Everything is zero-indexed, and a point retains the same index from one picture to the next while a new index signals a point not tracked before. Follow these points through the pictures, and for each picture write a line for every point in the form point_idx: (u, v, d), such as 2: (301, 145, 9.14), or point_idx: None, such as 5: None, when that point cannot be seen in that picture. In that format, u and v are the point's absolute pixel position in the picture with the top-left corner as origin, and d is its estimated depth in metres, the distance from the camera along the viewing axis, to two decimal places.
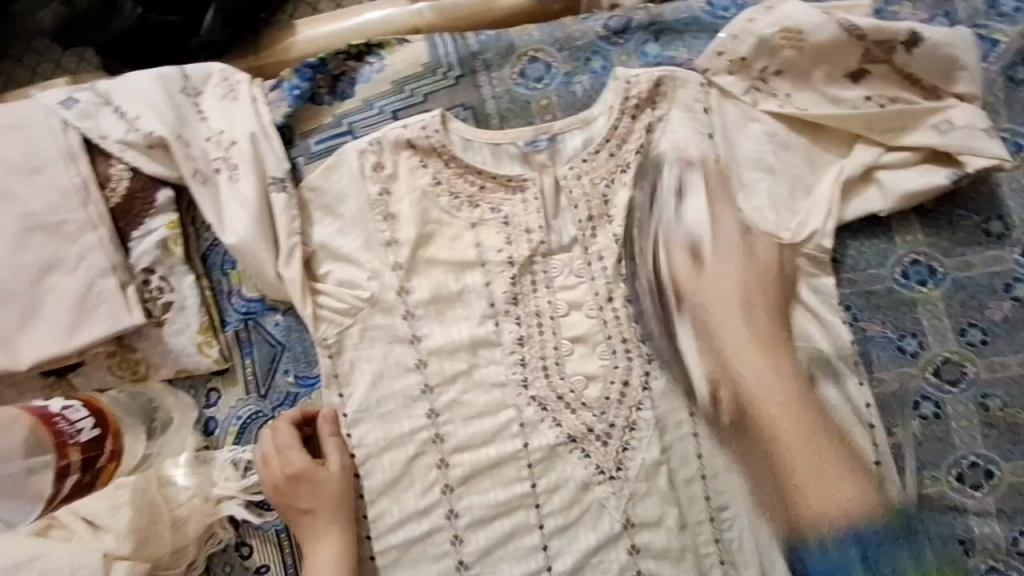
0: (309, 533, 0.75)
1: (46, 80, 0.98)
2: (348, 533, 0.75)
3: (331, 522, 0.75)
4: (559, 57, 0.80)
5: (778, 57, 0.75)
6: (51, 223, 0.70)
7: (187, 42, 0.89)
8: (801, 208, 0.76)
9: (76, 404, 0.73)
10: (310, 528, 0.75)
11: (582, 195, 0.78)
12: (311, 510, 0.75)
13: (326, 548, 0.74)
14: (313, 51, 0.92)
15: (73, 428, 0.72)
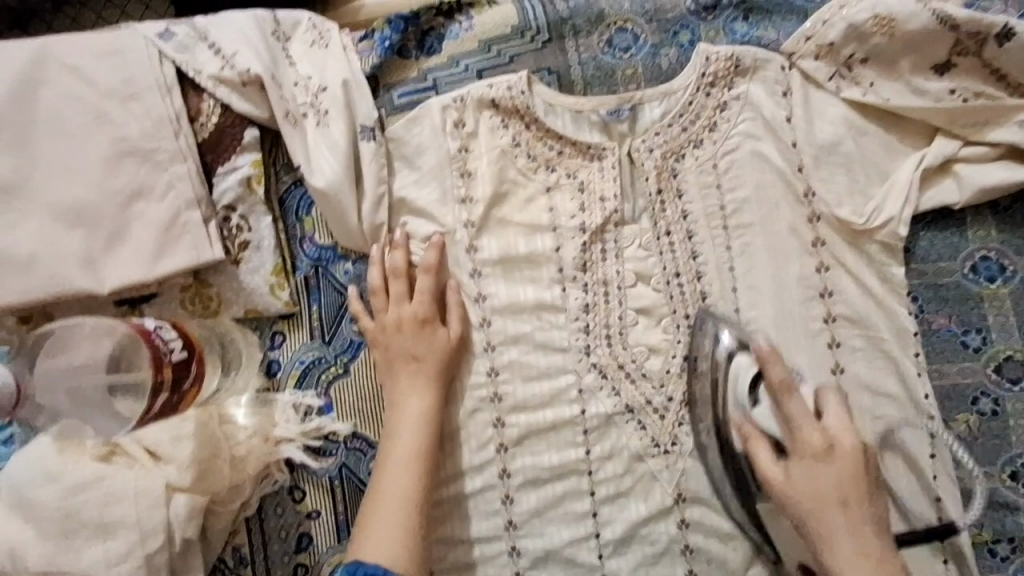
0: (407, 381, 0.75)
1: (112, 18, 0.97)
2: (436, 399, 0.74)
3: (424, 380, 0.74)
4: (647, 29, 0.80)
5: (868, 44, 0.75)
6: (143, 149, 0.71)
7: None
8: (876, 194, 0.76)
9: (169, 325, 0.74)
10: (410, 377, 0.74)
11: (654, 167, 0.78)
12: (410, 362, 0.75)
13: (417, 404, 0.73)
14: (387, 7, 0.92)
15: (166, 347, 0.73)
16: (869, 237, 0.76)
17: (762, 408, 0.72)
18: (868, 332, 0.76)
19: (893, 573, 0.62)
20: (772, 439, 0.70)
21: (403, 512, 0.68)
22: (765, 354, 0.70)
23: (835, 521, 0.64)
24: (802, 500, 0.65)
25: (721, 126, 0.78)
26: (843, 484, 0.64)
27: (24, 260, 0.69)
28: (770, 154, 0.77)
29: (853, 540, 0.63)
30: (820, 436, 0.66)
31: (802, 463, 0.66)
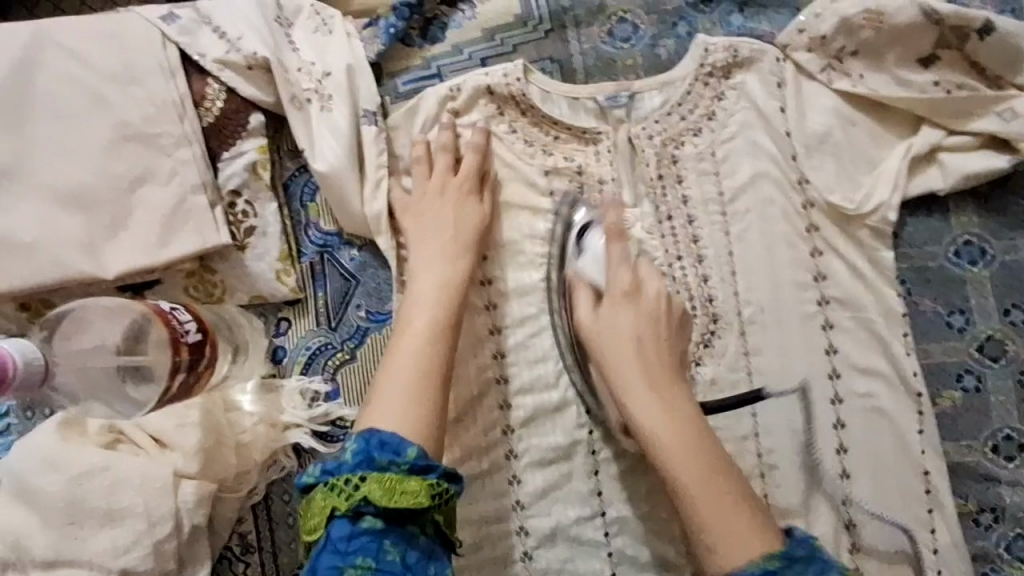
0: (446, 249, 0.73)
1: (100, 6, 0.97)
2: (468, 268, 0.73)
3: (455, 239, 0.73)
4: (646, 19, 0.82)
5: (857, 37, 0.78)
6: (146, 134, 0.70)
7: None
8: (865, 181, 0.79)
9: (183, 307, 0.73)
10: (450, 244, 0.73)
11: (653, 154, 0.80)
12: (440, 221, 0.74)
13: (444, 264, 0.72)
14: None
15: (181, 328, 0.71)
16: (861, 222, 0.79)
17: (586, 258, 0.77)
18: (858, 313, 0.80)
19: (718, 481, 0.64)
20: (592, 287, 0.76)
21: (421, 377, 0.65)
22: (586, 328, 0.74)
23: (630, 366, 0.70)
24: (598, 343, 0.73)
25: (719, 115, 0.80)
26: (662, 424, 0.67)
27: (26, 245, 0.67)
28: (763, 141, 0.80)
29: (656, 400, 0.68)
30: (624, 346, 0.71)
31: (612, 346, 0.72)
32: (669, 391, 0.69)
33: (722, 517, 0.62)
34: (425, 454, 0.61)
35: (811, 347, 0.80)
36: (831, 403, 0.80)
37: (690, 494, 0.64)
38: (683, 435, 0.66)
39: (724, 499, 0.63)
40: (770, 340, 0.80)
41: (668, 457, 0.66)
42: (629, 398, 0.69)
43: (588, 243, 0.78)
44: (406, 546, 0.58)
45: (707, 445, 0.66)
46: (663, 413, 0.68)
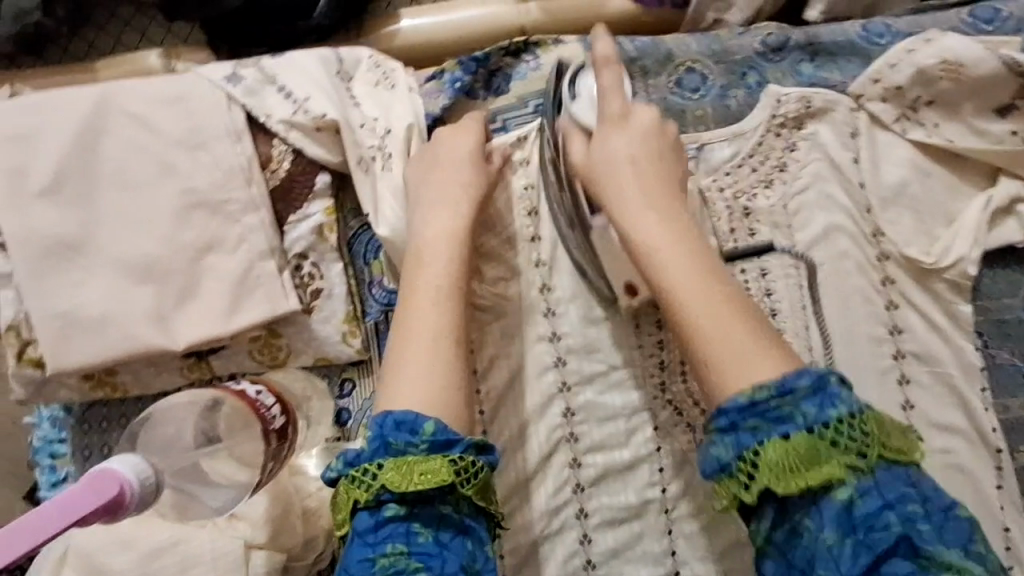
0: (444, 201, 0.70)
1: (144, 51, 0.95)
2: (466, 229, 0.69)
3: (456, 202, 0.70)
4: (716, 70, 0.80)
5: (934, 87, 0.77)
6: (214, 201, 0.69)
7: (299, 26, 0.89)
8: (942, 235, 0.78)
9: (264, 389, 0.67)
10: (451, 194, 0.70)
11: (726, 208, 0.78)
12: (445, 189, 0.70)
13: (449, 226, 0.69)
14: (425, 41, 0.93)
15: (268, 413, 0.66)
16: (938, 275, 0.78)
17: (580, 101, 0.74)
18: (936, 368, 0.78)
19: (721, 289, 0.59)
20: (585, 130, 0.72)
21: (440, 348, 0.63)
22: (595, 173, 0.68)
23: (631, 184, 0.65)
24: (596, 173, 0.68)
25: (791, 166, 0.79)
26: (667, 232, 0.62)
27: (95, 320, 0.66)
28: (835, 192, 0.78)
29: (648, 198, 0.64)
30: (632, 172, 0.66)
31: (633, 173, 0.66)
32: (677, 206, 0.64)
33: (730, 329, 0.56)
34: (446, 430, 0.58)
35: (888, 404, 0.77)
36: None
37: (682, 304, 0.59)
38: (686, 253, 0.61)
39: (729, 317, 0.57)
40: (849, 397, 0.77)
41: (669, 292, 0.59)
42: (625, 210, 0.64)
43: (581, 86, 0.75)
44: (434, 526, 0.57)
45: (721, 279, 0.59)
46: (657, 218, 0.63)
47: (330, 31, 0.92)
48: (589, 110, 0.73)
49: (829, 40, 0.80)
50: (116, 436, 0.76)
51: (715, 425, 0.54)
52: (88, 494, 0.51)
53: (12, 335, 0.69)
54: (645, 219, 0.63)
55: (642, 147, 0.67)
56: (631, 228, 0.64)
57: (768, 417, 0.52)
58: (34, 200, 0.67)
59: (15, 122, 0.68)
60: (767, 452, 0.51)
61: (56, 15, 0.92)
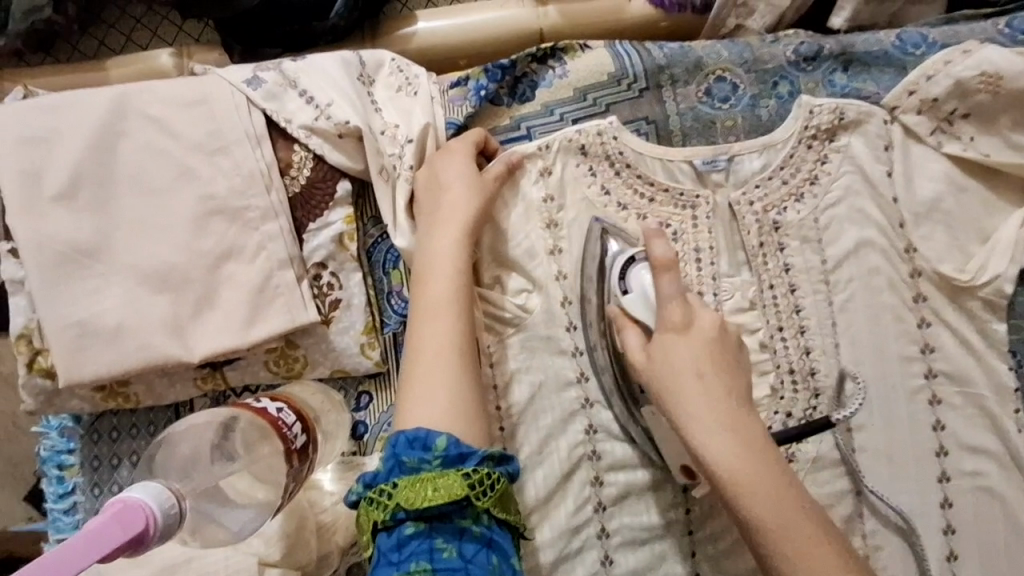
0: (443, 218, 0.69)
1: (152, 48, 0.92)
2: (466, 246, 0.68)
3: (456, 218, 0.68)
4: (746, 79, 0.79)
5: (971, 100, 0.75)
6: (234, 208, 0.67)
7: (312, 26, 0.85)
8: (976, 252, 0.76)
9: (286, 406, 0.64)
10: (450, 212, 0.69)
11: (755, 221, 0.76)
12: (447, 207, 0.69)
13: (451, 243, 0.68)
14: (441, 43, 0.89)
15: (292, 432, 0.62)
16: (972, 293, 0.76)
17: (634, 295, 0.66)
18: (968, 388, 0.76)
19: (792, 503, 0.56)
20: (642, 327, 0.65)
21: (452, 362, 0.62)
22: (660, 378, 0.61)
23: (713, 425, 0.58)
24: (659, 385, 0.61)
25: (822, 179, 0.77)
26: (741, 459, 0.57)
27: (112, 330, 0.65)
28: (866, 206, 0.76)
29: (711, 404, 0.59)
30: (688, 368, 0.60)
31: (699, 387, 0.59)
32: (746, 422, 0.58)
33: (813, 565, 0.53)
34: (458, 444, 0.56)
35: (918, 424, 0.76)
36: (938, 481, 0.75)
37: (769, 527, 0.55)
38: (760, 466, 0.56)
39: (814, 541, 0.54)
40: (876, 417, 0.76)
41: (741, 483, 0.56)
42: (692, 424, 0.59)
43: (634, 277, 0.67)
44: (458, 540, 0.53)
45: (800, 503, 0.56)
46: (727, 420, 0.58)
47: (345, 34, 0.90)
48: (645, 312, 0.65)
49: (863, 50, 0.78)
50: (127, 446, 0.74)
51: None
52: (112, 530, 0.46)
53: (23, 344, 0.67)
54: (716, 433, 0.58)
55: (708, 352, 0.61)
56: (700, 445, 0.58)
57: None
58: (49, 204, 0.65)
59: (29, 124, 0.66)
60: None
61: (65, 12, 0.88)
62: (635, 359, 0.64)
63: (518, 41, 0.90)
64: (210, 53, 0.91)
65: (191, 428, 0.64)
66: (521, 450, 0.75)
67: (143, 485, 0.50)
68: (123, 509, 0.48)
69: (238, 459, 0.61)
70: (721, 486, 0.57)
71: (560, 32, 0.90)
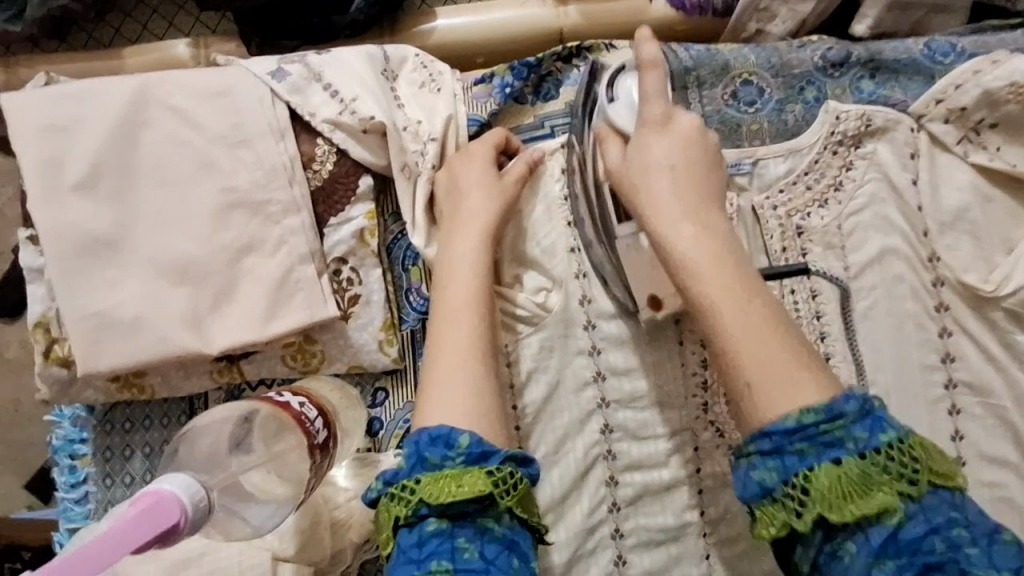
0: (461, 223, 0.68)
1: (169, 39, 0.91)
2: (486, 250, 0.66)
3: (476, 222, 0.67)
4: (773, 83, 0.79)
5: (999, 110, 0.75)
6: (256, 200, 0.67)
7: (330, 20, 0.85)
8: (1000, 263, 0.76)
9: (308, 402, 0.64)
10: (469, 215, 0.68)
11: (778, 226, 0.76)
12: (467, 210, 0.68)
13: (470, 247, 0.66)
14: (457, 39, 0.89)
15: (314, 428, 0.62)
16: (995, 303, 0.75)
17: (619, 101, 0.67)
18: (989, 400, 0.75)
19: (767, 317, 0.51)
20: (621, 135, 0.65)
21: (471, 362, 0.60)
22: (631, 172, 0.60)
23: (671, 194, 0.56)
24: (637, 180, 0.59)
25: (847, 185, 0.76)
26: (716, 246, 0.54)
27: (130, 321, 0.64)
28: (890, 212, 0.76)
29: (682, 192, 0.56)
30: (665, 188, 0.57)
31: (661, 170, 0.58)
32: (717, 219, 0.56)
33: (780, 378, 0.48)
34: (480, 442, 0.55)
35: (936, 434, 0.75)
36: None
37: (737, 352, 0.50)
38: (726, 252, 0.53)
39: (778, 340, 0.50)
40: (895, 426, 0.75)
41: (689, 257, 0.53)
42: (655, 214, 0.56)
43: (622, 88, 0.68)
44: (479, 539, 0.52)
45: (742, 272, 0.53)
46: (691, 211, 0.55)
47: (363, 29, 0.89)
48: (629, 116, 0.66)
49: (892, 58, 0.79)
50: (140, 438, 0.74)
51: (756, 445, 0.48)
52: (141, 525, 0.45)
53: (40, 332, 0.66)
54: (683, 226, 0.54)
55: (678, 158, 0.58)
56: (661, 234, 0.55)
57: (816, 443, 0.46)
58: (71, 193, 0.65)
59: (51, 112, 0.65)
60: (815, 478, 0.45)
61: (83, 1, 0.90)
62: (616, 160, 0.63)
63: (537, 39, 0.89)
64: (223, 43, 0.90)
65: (210, 422, 0.63)
66: (537, 451, 0.74)
67: (171, 477, 0.48)
68: (166, 504, 0.47)
69: (257, 453, 0.61)
70: (683, 257, 0.54)
71: (579, 32, 0.89)
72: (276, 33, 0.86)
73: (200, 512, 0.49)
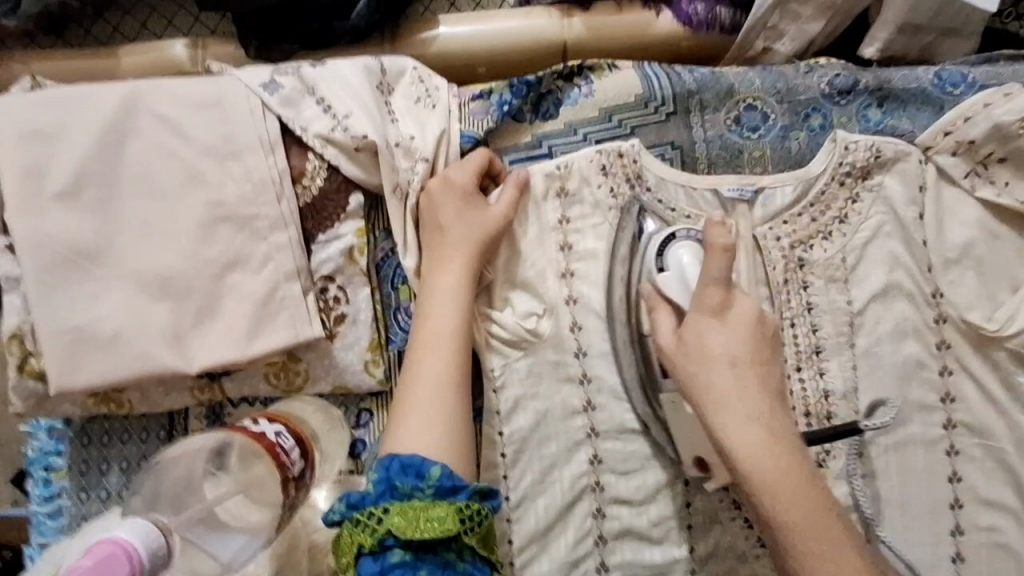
0: (445, 253, 0.67)
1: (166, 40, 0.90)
2: (472, 280, 0.67)
3: (463, 254, 0.67)
4: (778, 109, 0.77)
5: (1009, 145, 0.73)
6: (241, 215, 0.65)
7: (331, 27, 0.83)
8: (1006, 302, 0.73)
9: (284, 432, 0.65)
10: (452, 247, 0.67)
11: (780, 257, 0.74)
12: (455, 239, 0.67)
13: (454, 276, 0.66)
14: (457, 49, 0.87)
15: (289, 459, 0.64)
16: (999, 343, 0.73)
17: (670, 272, 0.65)
18: (988, 442, 0.73)
19: (803, 467, 0.55)
20: (675, 309, 0.64)
21: (451, 396, 0.61)
22: (686, 358, 0.59)
23: (784, 481, 0.54)
24: (689, 378, 0.58)
25: (852, 218, 0.75)
26: (772, 437, 0.56)
27: (106, 337, 0.62)
28: (892, 246, 0.74)
29: (744, 394, 0.56)
30: (749, 385, 0.57)
31: (714, 330, 0.58)
32: (777, 412, 0.57)
33: (848, 574, 0.52)
34: (451, 475, 0.55)
35: (932, 476, 0.73)
36: (950, 534, 0.72)
37: (805, 546, 0.53)
38: (788, 455, 0.55)
39: (844, 555, 0.53)
40: (889, 465, 0.73)
41: (782, 522, 0.54)
42: (722, 405, 0.56)
43: (671, 256, 0.66)
44: (441, 573, 0.53)
45: (806, 472, 0.55)
46: (738, 389, 0.56)
47: (363, 37, 0.87)
48: (693, 253, 0.65)
49: (902, 86, 0.76)
50: (117, 451, 0.72)
51: None
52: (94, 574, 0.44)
53: (15, 344, 0.65)
54: (751, 403, 0.56)
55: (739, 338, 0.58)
56: (724, 441, 0.56)
57: None
58: (50, 203, 0.63)
59: (31, 119, 0.63)
60: None
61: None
62: (661, 343, 0.62)
63: (540, 52, 0.87)
64: (221, 44, 0.88)
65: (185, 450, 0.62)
66: (523, 479, 0.72)
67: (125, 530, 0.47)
68: (131, 555, 0.46)
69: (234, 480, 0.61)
70: (724, 355, 0.57)
71: (583, 46, 0.87)
72: (271, 36, 0.83)
73: (156, 573, 0.48)
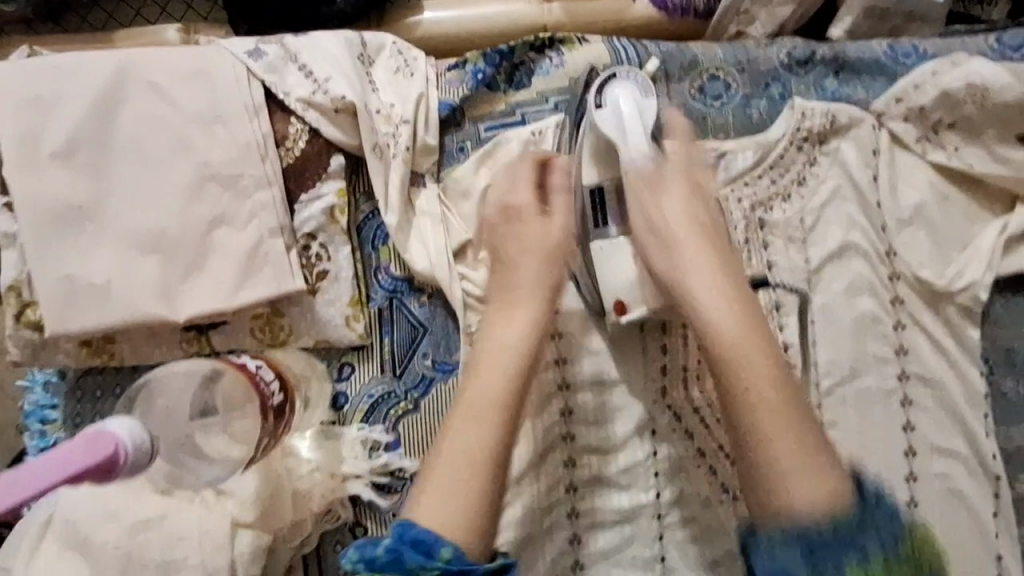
0: (507, 292, 0.63)
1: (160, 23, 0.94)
2: (539, 334, 0.62)
3: (528, 294, 0.63)
4: (740, 79, 0.81)
5: (957, 111, 0.77)
6: (227, 175, 0.69)
7: (319, 11, 0.87)
8: (956, 259, 0.77)
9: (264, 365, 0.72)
10: (515, 286, 0.64)
11: (742, 218, 0.78)
12: (521, 274, 0.64)
13: (519, 324, 0.61)
14: (441, 33, 0.90)
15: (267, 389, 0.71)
16: (949, 299, 0.77)
17: (607, 109, 0.72)
18: (940, 393, 0.76)
19: (732, 272, 0.63)
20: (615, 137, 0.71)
21: (486, 467, 0.54)
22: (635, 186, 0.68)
23: (716, 280, 0.62)
24: (643, 190, 0.67)
25: (809, 182, 0.79)
26: (708, 239, 0.64)
27: (100, 288, 0.66)
28: (846, 207, 0.78)
29: (689, 204, 0.66)
30: (693, 195, 0.67)
31: (658, 159, 0.69)
32: (714, 232, 0.65)
33: (797, 443, 0.54)
34: (463, 559, 0.51)
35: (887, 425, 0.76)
36: (906, 481, 0.75)
37: (724, 336, 0.59)
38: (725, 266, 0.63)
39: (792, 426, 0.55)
40: (847, 415, 0.76)
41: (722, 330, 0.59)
42: (657, 206, 0.66)
43: (608, 93, 0.73)
44: None
45: (736, 279, 0.63)
46: (682, 196, 0.66)
47: (351, 20, 0.91)
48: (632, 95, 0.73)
49: (856, 57, 0.81)
50: (107, 405, 0.75)
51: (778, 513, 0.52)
52: None
53: (13, 296, 0.68)
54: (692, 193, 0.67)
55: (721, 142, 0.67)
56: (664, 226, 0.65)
57: (838, 546, 0.51)
58: (47, 162, 0.67)
59: (27, 84, 0.67)
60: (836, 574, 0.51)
61: None
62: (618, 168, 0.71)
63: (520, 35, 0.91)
64: (212, 27, 0.93)
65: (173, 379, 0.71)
66: None
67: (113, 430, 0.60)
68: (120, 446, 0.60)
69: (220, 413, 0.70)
70: (683, 176, 0.68)
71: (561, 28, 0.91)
72: (264, 23, 0.87)
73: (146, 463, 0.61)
